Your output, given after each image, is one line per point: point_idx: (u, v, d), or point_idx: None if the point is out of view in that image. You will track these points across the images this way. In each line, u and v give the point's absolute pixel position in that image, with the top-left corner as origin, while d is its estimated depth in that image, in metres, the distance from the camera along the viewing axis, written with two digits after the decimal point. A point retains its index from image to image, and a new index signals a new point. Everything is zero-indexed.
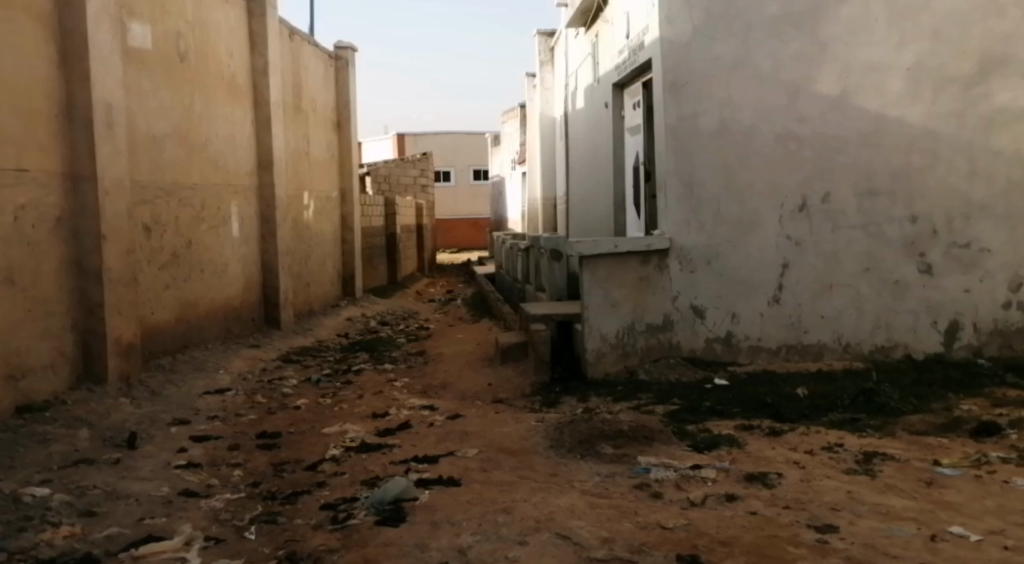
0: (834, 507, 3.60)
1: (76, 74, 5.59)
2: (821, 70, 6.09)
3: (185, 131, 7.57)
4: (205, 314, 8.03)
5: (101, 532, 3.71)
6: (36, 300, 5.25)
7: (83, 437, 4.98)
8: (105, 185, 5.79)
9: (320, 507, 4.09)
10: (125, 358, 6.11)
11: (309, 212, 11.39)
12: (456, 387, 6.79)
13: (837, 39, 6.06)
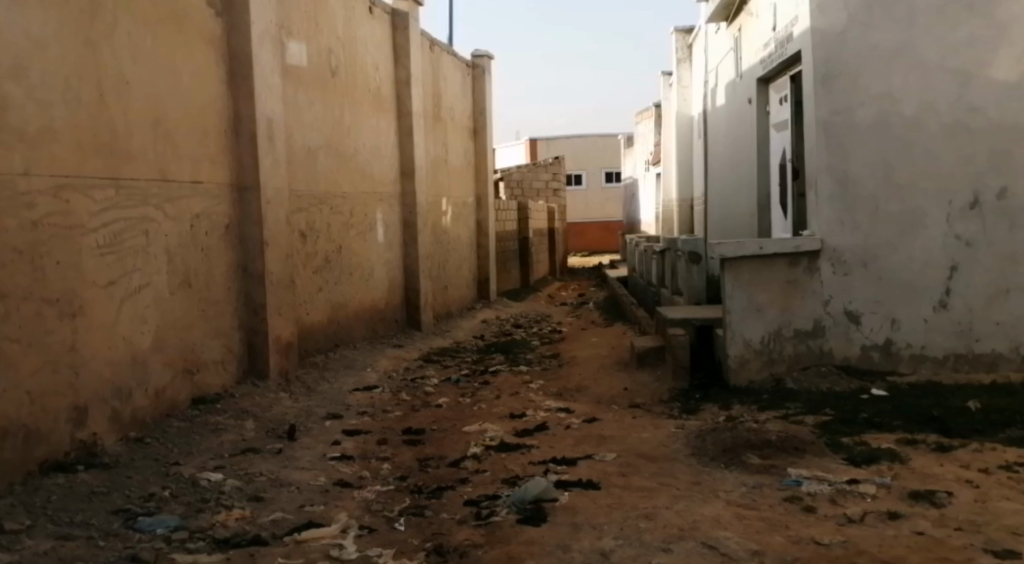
0: (1014, 531, 3.44)
1: (242, 92, 6.04)
2: (997, 55, 5.83)
3: (336, 142, 8.01)
4: (354, 316, 8.46)
5: (268, 516, 4.01)
6: (209, 302, 5.70)
7: (249, 428, 5.39)
8: (267, 194, 6.23)
9: (464, 503, 4.26)
10: (283, 356, 6.55)
11: (447, 217, 11.76)
12: (592, 391, 6.86)
13: (1017, 20, 5.79)
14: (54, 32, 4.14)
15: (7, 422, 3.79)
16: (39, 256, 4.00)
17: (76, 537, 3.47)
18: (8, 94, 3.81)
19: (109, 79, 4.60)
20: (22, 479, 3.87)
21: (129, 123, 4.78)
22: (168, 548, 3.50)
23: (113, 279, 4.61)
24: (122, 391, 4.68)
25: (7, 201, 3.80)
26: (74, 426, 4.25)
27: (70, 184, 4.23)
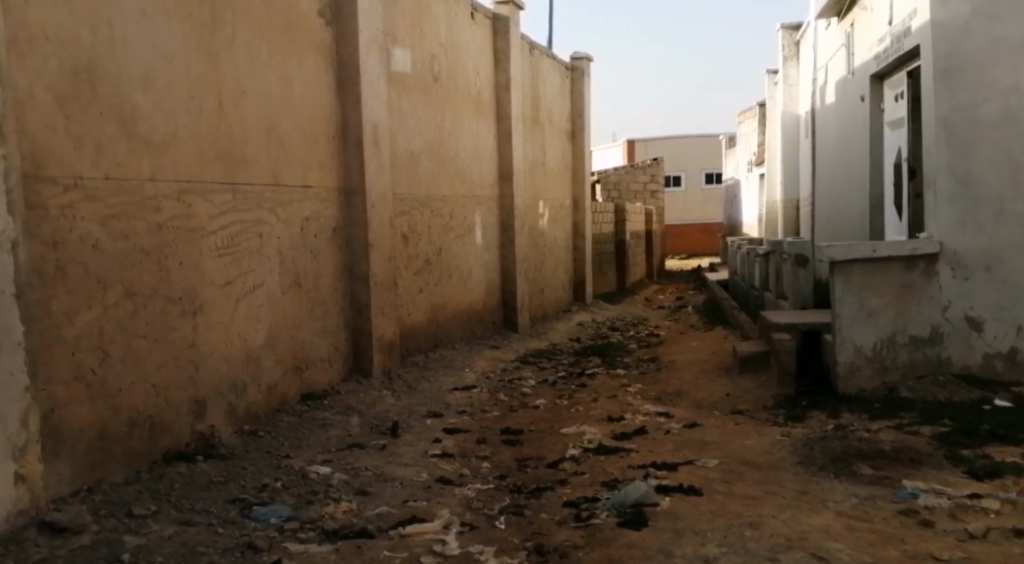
0: None
1: (349, 99, 6.22)
2: None
3: (437, 146, 8.16)
4: (452, 316, 8.59)
5: (373, 510, 4.12)
6: (318, 302, 5.90)
7: (355, 424, 5.55)
8: (372, 198, 6.41)
9: (563, 504, 4.26)
10: (386, 355, 6.72)
11: (544, 220, 11.81)
12: (692, 395, 6.77)
13: None
14: (178, 46, 4.36)
15: (135, 413, 4.03)
16: (164, 258, 4.23)
17: (198, 523, 3.66)
18: (136, 106, 4.04)
19: (228, 89, 4.82)
20: (148, 467, 4.11)
21: (246, 131, 5.00)
22: (281, 537, 3.65)
23: (230, 280, 4.83)
24: (237, 386, 4.90)
25: (136, 206, 4.03)
26: (194, 418, 4.49)
27: (191, 189, 4.45)
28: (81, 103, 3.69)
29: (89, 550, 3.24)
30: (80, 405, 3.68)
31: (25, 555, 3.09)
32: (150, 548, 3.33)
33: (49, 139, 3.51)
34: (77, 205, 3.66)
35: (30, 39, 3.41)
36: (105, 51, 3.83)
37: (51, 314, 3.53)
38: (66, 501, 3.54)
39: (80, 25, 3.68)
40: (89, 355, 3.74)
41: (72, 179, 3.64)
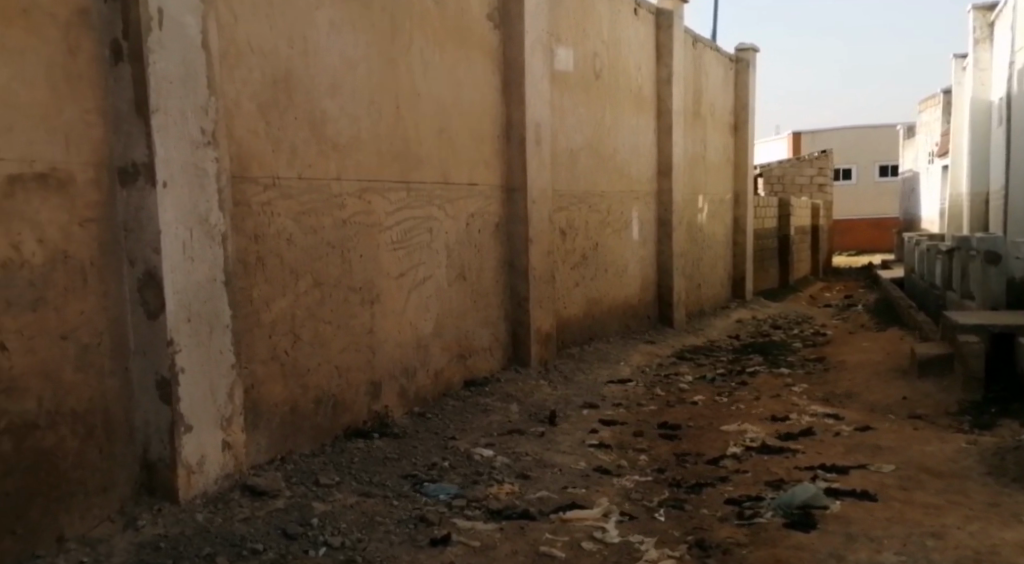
0: None
1: (514, 98, 6.35)
2: None
3: (597, 142, 8.18)
4: (608, 310, 8.60)
5: (535, 493, 4.21)
6: (481, 294, 6.08)
7: (515, 411, 5.68)
8: (534, 195, 6.52)
9: (726, 501, 4.18)
10: (543, 346, 6.83)
11: (703, 215, 11.57)
12: (864, 398, 6.46)
13: None
14: (362, 54, 4.62)
15: (321, 391, 4.33)
16: (347, 251, 4.51)
17: (376, 495, 3.89)
18: (325, 111, 4.33)
19: (405, 93, 5.04)
20: (331, 441, 4.40)
21: (420, 132, 5.21)
22: (450, 513, 3.81)
23: (403, 271, 5.06)
24: (408, 370, 5.14)
25: (323, 203, 4.32)
26: (371, 398, 4.75)
27: (371, 188, 4.71)
28: (278, 110, 4.01)
29: (283, 512, 3.54)
30: (274, 382, 4.00)
31: (231, 514, 3.42)
32: (334, 514, 3.59)
33: (252, 142, 3.85)
34: (275, 203, 3.99)
35: (238, 54, 3.76)
36: (299, 61, 4.14)
37: (252, 300, 3.86)
38: (263, 468, 3.88)
39: (278, 37, 3.99)
40: (283, 338, 4.05)
41: (270, 179, 3.96)
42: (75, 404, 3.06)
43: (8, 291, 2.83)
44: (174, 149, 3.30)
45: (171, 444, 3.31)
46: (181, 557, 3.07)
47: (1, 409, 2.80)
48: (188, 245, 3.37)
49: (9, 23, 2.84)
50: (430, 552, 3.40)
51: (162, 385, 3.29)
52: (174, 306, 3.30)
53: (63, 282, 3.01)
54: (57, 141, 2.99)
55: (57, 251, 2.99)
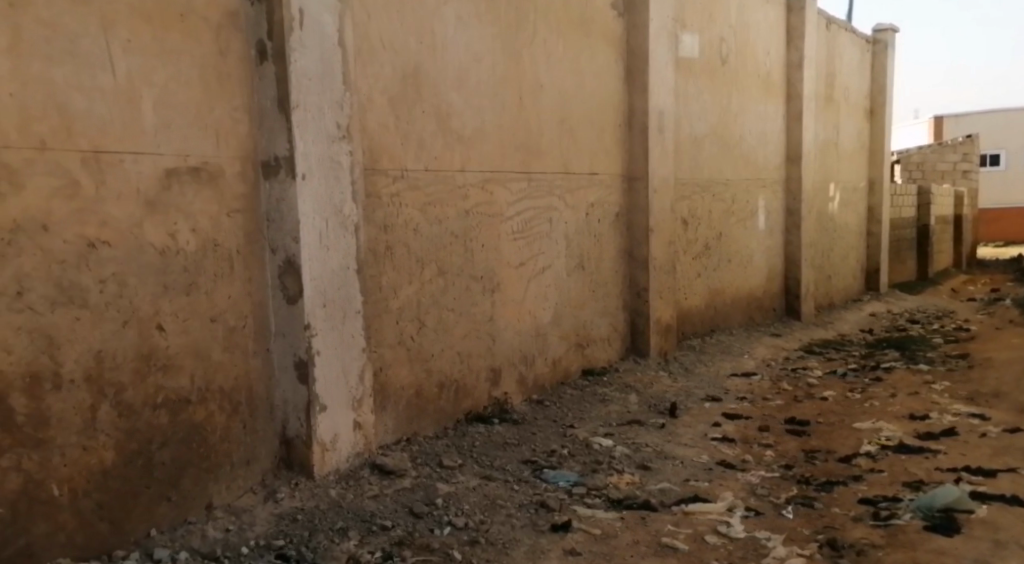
0: None
1: (637, 87, 6.30)
2: None
3: (723, 130, 8.00)
4: (731, 302, 8.41)
5: (656, 484, 4.18)
6: (600, 284, 6.08)
7: (634, 401, 5.65)
8: (656, 183, 6.45)
9: (859, 501, 4.03)
10: (664, 337, 6.75)
11: (834, 204, 11.12)
12: (1013, 398, 6.08)
13: None
14: (488, 47, 4.71)
15: (444, 376, 4.46)
16: (470, 240, 4.61)
17: (497, 479, 3.98)
18: (452, 104, 4.44)
19: (529, 85, 5.10)
20: (453, 424, 4.53)
21: (542, 122, 5.25)
22: (570, 500, 3.85)
23: (523, 261, 5.13)
24: (527, 358, 5.21)
25: (448, 193, 4.43)
26: (491, 385, 4.85)
27: (494, 179, 4.80)
28: (408, 104, 4.15)
29: (409, 491, 3.68)
30: (401, 366, 4.15)
31: (361, 490, 3.59)
32: (458, 496, 3.71)
33: (382, 136, 3.99)
34: (403, 193, 4.12)
35: (371, 50, 3.91)
36: (428, 56, 4.26)
37: (381, 287, 4.02)
38: (390, 448, 4.04)
39: (409, 33, 4.13)
40: (410, 324, 4.20)
41: (399, 171, 4.10)
42: (222, 383, 3.28)
43: (166, 276, 3.06)
44: (312, 143, 3.47)
45: (307, 422, 3.50)
46: (316, 530, 3.26)
47: (159, 385, 3.04)
48: (323, 234, 3.54)
49: (168, 26, 3.06)
50: (551, 537, 3.45)
51: (299, 366, 3.48)
52: (311, 292, 3.48)
53: (213, 268, 3.23)
54: (208, 136, 3.21)
55: (208, 240, 3.21)
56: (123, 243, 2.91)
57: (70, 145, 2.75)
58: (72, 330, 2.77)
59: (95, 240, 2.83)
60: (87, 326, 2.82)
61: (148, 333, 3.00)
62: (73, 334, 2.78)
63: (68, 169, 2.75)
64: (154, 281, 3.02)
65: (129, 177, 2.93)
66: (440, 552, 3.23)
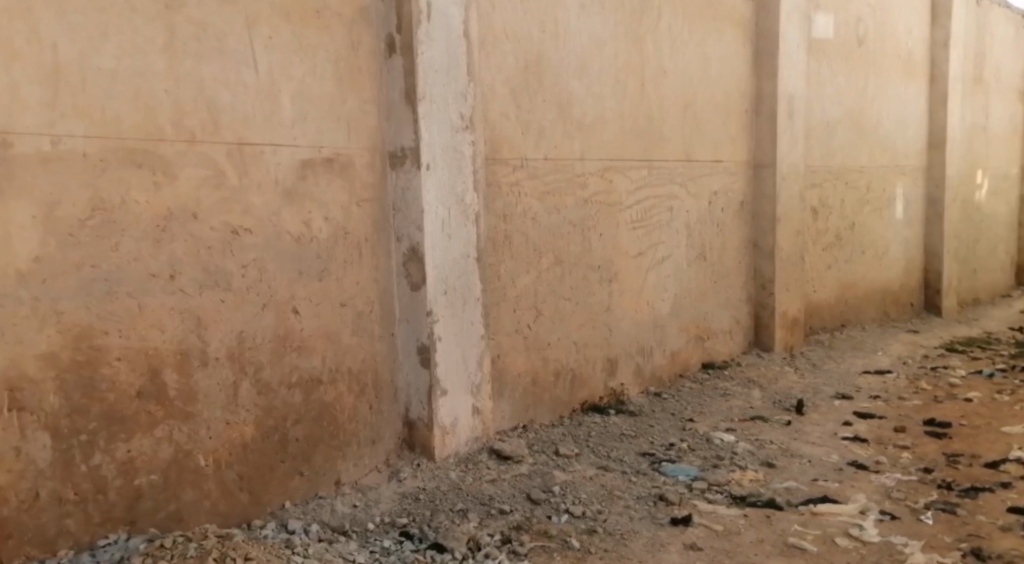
0: None
1: (766, 70, 6.10)
2: None
3: (858, 114, 7.63)
4: (864, 295, 8.04)
5: (781, 482, 4.03)
6: (722, 275, 5.94)
7: (758, 395, 5.49)
8: (784, 170, 6.23)
9: (1009, 509, 3.78)
10: (790, 331, 6.54)
11: (982, 192, 10.41)
12: None
13: None
14: (610, 33, 4.67)
15: (560, 365, 4.49)
16: (588, 230, 4.61)
17: (614, 469, 3.98)
18: (573, 92, 4.44)
19: (651, 71, 5.03)
20: (569, 414, 4.55)
21: (665, 109, 5.17)
22: (690, 495, 3.80)
23: (642, 250, 5.07)
24: (645, 349, 5.17)
25: (567, 182, 4.44)
26: (608, 375, 4.84)
27: (614, 167, 4.76)
28: (530, 93, 4.19)
29: (527, 478, 3.73)
30: (518, 354, 4.20)
31: (480, 474, 3.67)
32: (575, 484, 3.73)
33: (503, 126, 4.04)
34: (523, 182, 4.17)
35: (494, 40, 3.97)
36: (550, 45, 4.28)
37: (500, 276, 4.08)
38: (507, 435, 4.10)
39: (532, 22, 4.16)
40: (527, 313, 4.24)
41: (519, 161, 4.14)
42: (351, 364, 3.42)
43: (300, 262, 3.22)
44: (437, 134, 3.56)
45: (429, 406, 3.60)
46: (437, 510, 3.35)
47: (294, 364, 3.21)
48: (446, 223, 3.62)
49: (305, 23, 3.20)
50: (671, 531, 3.42)
51: (422, 351, 3.58)
52: (434, 280, 3.57)
53: (343, 255, 3.37)
54: (340, 128, 3.34)
55: (339, 228, 3.35)
56: (262, 230, 3.08)
57: (216, 138, 2.93)
58: (218, 311, 2.96)
59: (239, 227, 3.00)
60: (230, 308, 3.00)
61: (285, 316, 3.17)
62: (218, 315, 2.96)
63: (216, 161, 2.93)
64: (289, 267, 3.18)
65: (268, 168, 3.09)
66: (558, 539, 3.26)
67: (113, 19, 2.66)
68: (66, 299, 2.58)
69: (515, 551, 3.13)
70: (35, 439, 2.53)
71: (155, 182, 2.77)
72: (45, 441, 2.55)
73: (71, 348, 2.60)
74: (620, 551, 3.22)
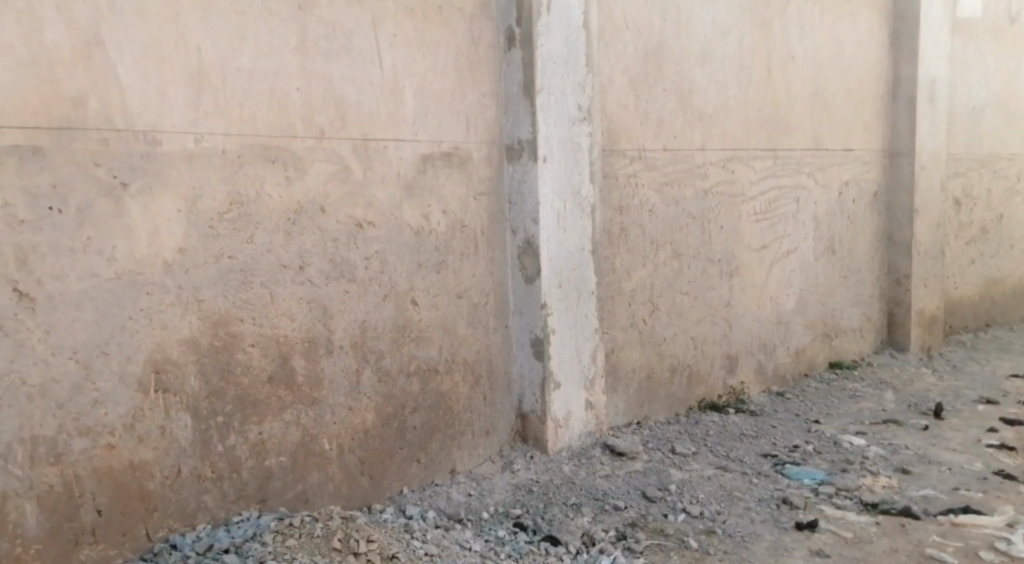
0: None
1: (905, 53, 5.75)
2: None
3: (1008, 98, 7.09)
4: (1012, 293, 7.46)
5: (918, 490, 3.80)
6: (853, 270, 5.66)
7: (891, 397, 5.20)
8: (924, 158, 5.87)
9: None
10: (927, 331, 6.15)
11: None
12: None
13: None
14: (736, 19, 4.53)
15: (677, 360, 4.40)
16: (708, 221, 4.49)
17: (733, 470, 3.87)
18: (694, 80, 4.32)
19: (779, 56, 4.84)
20: (686, 412, 4.46)
21: (794, 97, 4.96)
22: (816, 499, 3.64)
23: (765, 243, 4.89)
24: (768, 346, 5.00)
25: (687, 172, 4.34)
26: (727, 372, 4.71)
27: (737, 156, 4.62)
28: (650, 82, 4.12)
29: (642, 475, 3.68)
30: (633, 349, 4.15)
31: (594, 469, 3.66)
32: (692, 484, 3.65)
33: (622, 116, 3.99)
34: (640, 173, 4.11)
35: (614, 29, 3.92)
36: (672, 33, 4.19)
37: (615, 269, 4.04)
38: (621, 431, 4.07)
39: (653, 10, 4.09)
40: (643, 306, 4.18)
41: (637, 151, 4.08)
42: (466, 355, 3.47)
43: (420, 254, 3.29)
44: (554, 126, 3.56)
45: (542, 398, 3.62)
46: (551, 502, 3.36)
47: (412, 354, 3.29)
48: (561, 216, 3.62)
49: (428, 19, 3.27)
50: (796, 536, 3.29)
51: (536, 343, 3.59)
52: (548, 273, 3.57)
53: (460, 248, 3.42)
54: (459, 122, 3.39)
55: (457, 221, 3.40)
56: (384, 223, 3.17)
57: (343, 134, 3.03)
58: (343, 301, 3.07)
59: (362, 220, 3.10)
60: (354, 298, 3.10)
61: (404, 307, 3.25)
62: (342, 305, 3.07)
63: (342, 156, 3.03)
64: (409, 259, 3.26)
65: (391, 163, 3.17)
66: (676, 538, 3.20)
67: (251, 22, 2.79)
68: (207, 288, 2.73)
69: (631, 548, 3.10)
70: (178, 419, 2.69)
71: (287, 177, 2.89)
72: (186, 421, 2.71)
73: (211, 333, 2.75)
74: (741, 553, 3.13)
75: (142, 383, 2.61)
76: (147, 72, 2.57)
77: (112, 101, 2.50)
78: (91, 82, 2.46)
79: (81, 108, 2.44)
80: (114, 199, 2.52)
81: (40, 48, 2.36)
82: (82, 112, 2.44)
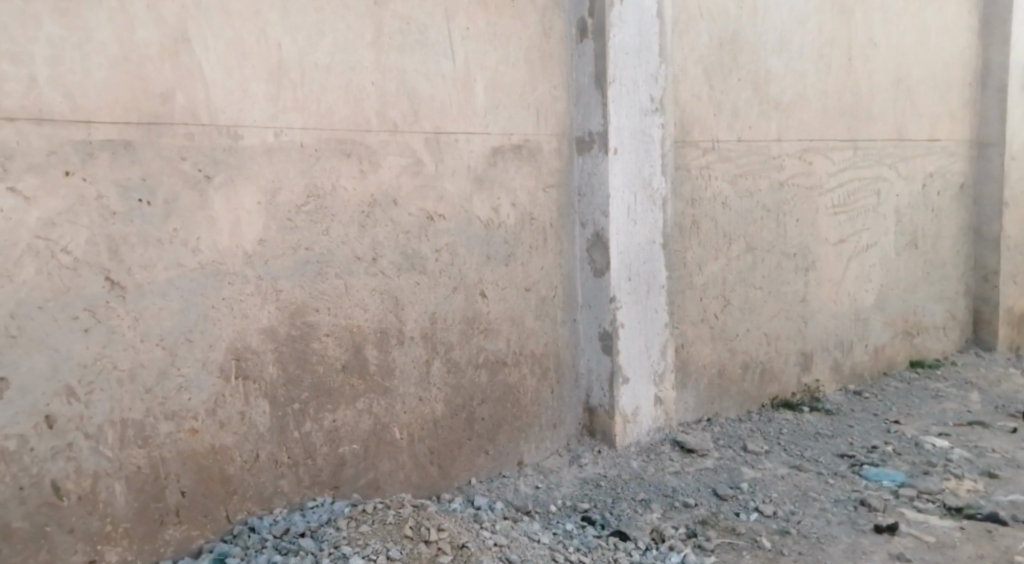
0: None
1: (996, 38, 5.50)
2: None
3: None
4: None
5: (1006, 495, 3.63)
6: (937, 265, 5.45)
7: (977, 397, 4.99)
8: (1015, 148, 5.60)
9: None
10: (1016, 329, 5.88)
11: None
12: None
13: None
14: (815, 7, 4.40)
15: (749, 357, 4.32)
16: (783, 214, 4.38)
17: (808, 470, 3.78)
18: (770, 70, 4.22)
19: (861, 43, 4.69)
20: (758, 409, 4.37)
21: (875, 85, 4.80)
22: (896, 502, 3.52)
23: (844, 237, 4.75)
24: (845, 343, 4.86)
25: (762, 164, 4.25)
26: (802, 369, 4.60)
27: (814, 147, 4.50)
28: (723, 73, 4.04)
29: (712, 473, 3.64)
30: (704, 344, 4.09)
31: (663, 465, 3.64)
32: (764, 483, 3.59)
33: (695, 107, 3.93)
34: (714, 165, 4.03)
35: (687, 19, 3.86)
36: (747, 21, 4.11)
37: (686, 263, 3.98)
38: (691, 427, 4.02)
39: None
40: (715, 301, 4.12)
41: (711, 143, 4.01)
42: (534, 348, 3.48)
43: (489, 247, 3.31)
44: (626, 118, 3.53)
45: (611, 392, 3.60)
46: (619, 497, 3.35)
47: (481, 346, 3.32)
48: (632, 209, 3.59)
49: (500, 12, 3.28)
50: (875, 539, 3.19)
51: (605, 337, 3.58)
52: (617, 266, 3.55)
53: (529, 241, 3.43)
54: (529, 115, 3.40)
55: (526, 214, 3.41)
56: (455, 216, 3.20)
57: (416, 127, 3.08)
58: (414, 293, 3.12)
59: (433, 213, 3.14)
60: (424, 290, 3.15)
61: (473, 300, 3.28)
62: (413, 296, 3.12)
63: (414, 149, 3.07)
64: (478, 251, 3.28)
65: (462, 156, 3.20)
66: (748, 537, 3.15)
67: (327, 18, 2.85)
68: (284, 278, 2.81)
69: (702, 545, 3.06)
70: (256, 405, 2.78)
71: (361, 170, 2.95)
72: (264, 408, 2.80)
73: (288, 322, 2.83)
74: (816, 555, 3.05)
75: (224, 369, 2.70)
76: (230, 69, 2.65)
77: (198, 97, 2.59)
78: (177, 79, 2.55)
79: (168, 104, 2.53)
80: (199, 191, 2.60)
81: (132, 46, 2.45)
82: (170, 108, 2.54)
